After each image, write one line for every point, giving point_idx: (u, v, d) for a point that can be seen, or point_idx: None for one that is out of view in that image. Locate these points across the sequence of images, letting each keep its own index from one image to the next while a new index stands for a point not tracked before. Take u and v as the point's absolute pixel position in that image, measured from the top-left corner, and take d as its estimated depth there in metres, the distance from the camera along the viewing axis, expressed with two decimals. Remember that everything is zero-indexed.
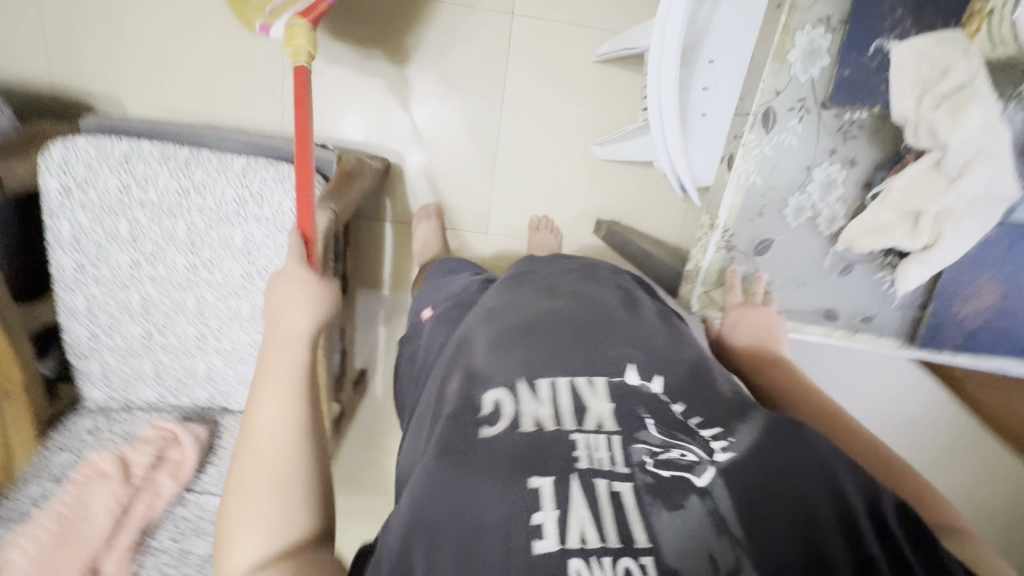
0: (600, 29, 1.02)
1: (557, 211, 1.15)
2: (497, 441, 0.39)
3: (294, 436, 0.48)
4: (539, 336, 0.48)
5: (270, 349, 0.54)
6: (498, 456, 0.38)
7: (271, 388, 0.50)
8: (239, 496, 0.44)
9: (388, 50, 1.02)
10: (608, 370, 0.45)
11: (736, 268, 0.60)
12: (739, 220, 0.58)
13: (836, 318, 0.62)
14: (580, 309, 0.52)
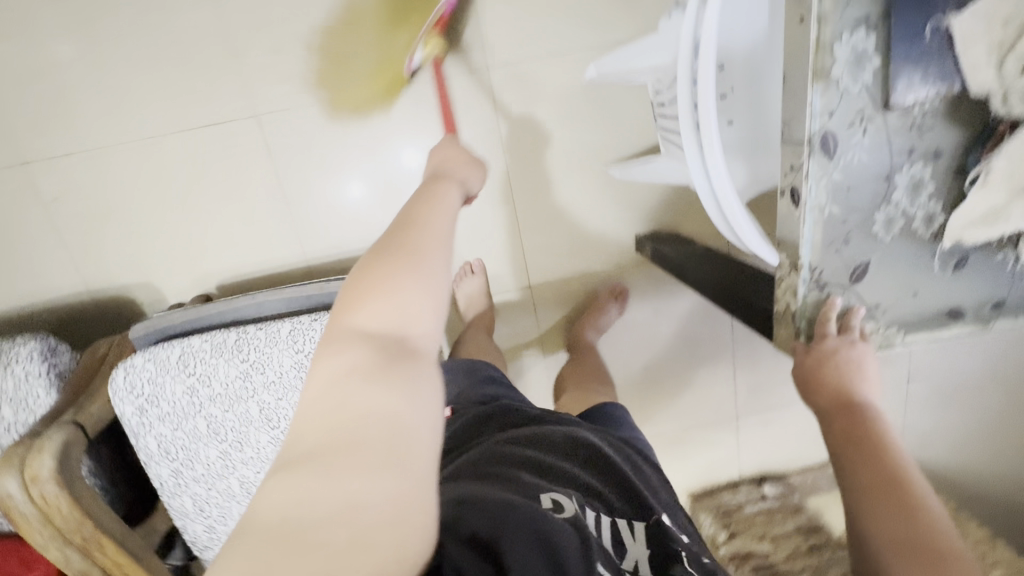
0: (580, 55, 0.98)
1: (592, 239, 1.12)
2: (571, 526, 0.48)
3: (424, 287, 0.47)
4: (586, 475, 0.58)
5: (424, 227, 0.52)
6: (571, 542, 0.47)
7: (416, 269, 0.48)
8: (357, 310, 0.46)
9: (385, 145, 1.01)
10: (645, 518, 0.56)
11: (835, 300, 0.53)
12: (825, 253, 0.51)
13: (963, 316, 0.55)
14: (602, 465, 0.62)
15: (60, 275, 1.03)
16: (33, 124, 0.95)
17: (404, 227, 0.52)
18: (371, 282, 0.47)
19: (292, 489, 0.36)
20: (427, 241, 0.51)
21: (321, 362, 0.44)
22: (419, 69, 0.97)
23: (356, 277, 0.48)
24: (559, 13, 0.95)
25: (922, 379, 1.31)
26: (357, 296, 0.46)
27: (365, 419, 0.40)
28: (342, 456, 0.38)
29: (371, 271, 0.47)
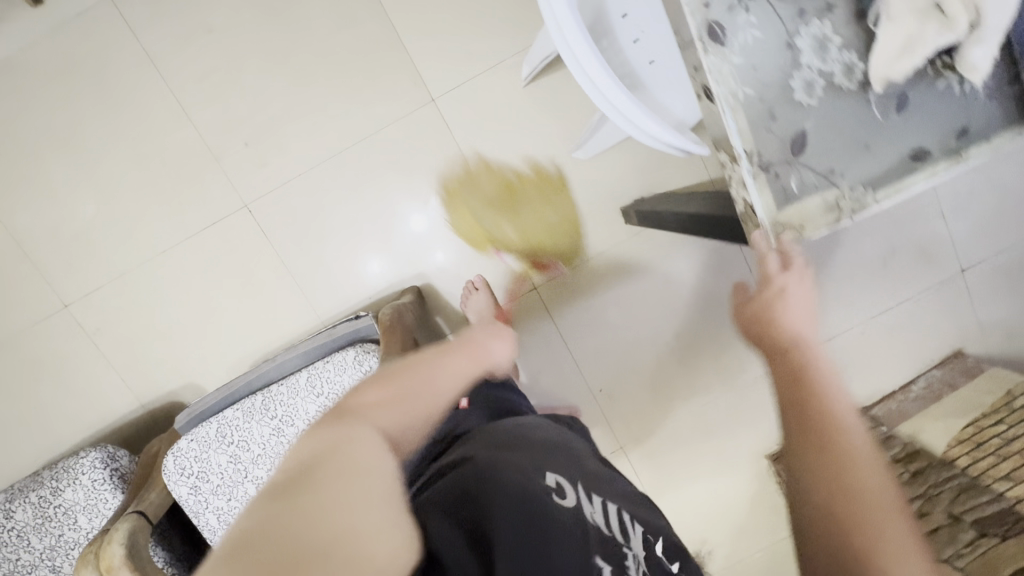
0: (514, 59, 1.03)
1: (582, 225, 1.14)
2: (568, 511, 0.53)
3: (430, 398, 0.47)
4: (576, 465, 0.62)
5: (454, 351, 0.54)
6: (569, 525, 0.52)
7: (433, 384, 0.48)
8: (372, 395, 0.45)
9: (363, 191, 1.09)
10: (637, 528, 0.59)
11: (786, 182, 0.52)
12: (756, 136, 0.51)
13: (930, 155, 0.52)
14: (588, 470, 0.63)
15: (115, 393, 1.13)
16: (69, 269, 1.08)
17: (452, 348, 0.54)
18: (409, 378, 0.47)
19: (285, 533, 0.31)
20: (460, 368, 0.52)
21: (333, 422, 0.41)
22: (373, 119, 1.05)
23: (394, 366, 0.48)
24: (483, 28, 1.02)
25: (978, 266, 1.20)
26: (389, 379, 0.46)
27: (374, 482, 0.37)
28: (350, 510, 0.34)
29: (410, 370, 0.48)
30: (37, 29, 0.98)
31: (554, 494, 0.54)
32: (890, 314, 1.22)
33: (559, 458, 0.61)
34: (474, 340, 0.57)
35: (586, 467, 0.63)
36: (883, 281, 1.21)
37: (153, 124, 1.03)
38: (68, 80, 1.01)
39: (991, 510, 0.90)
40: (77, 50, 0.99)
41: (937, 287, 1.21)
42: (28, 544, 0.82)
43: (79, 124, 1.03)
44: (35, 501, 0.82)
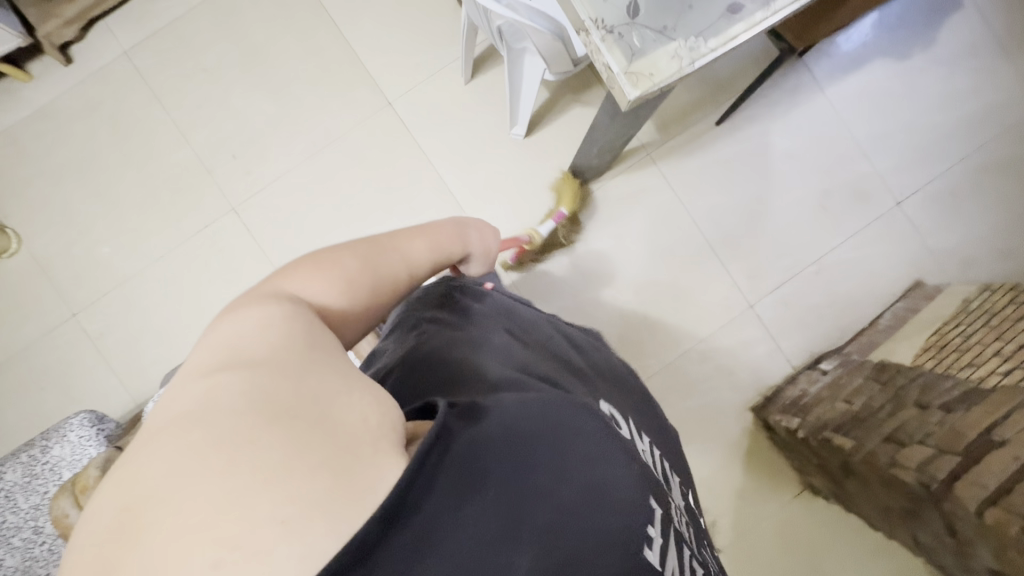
0: (454, 63, 1.23)
1: (532, 195, 1.24)
2: (620, 441, 0.50)
3: (355, 291, 0.51)
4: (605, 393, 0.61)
5: (391, 250, 0.57)
6: (622, 455, 0.48)
7: (362, 278, 0.52)
8: (303, 280, 0.48)
9: (355, 204, 1.23)
10: (670, 479, 0.62)
11: (628, 40, 0.64)
12: (596, 7, 0.64)
13: (742, 7, 0.64)
14: (617, 399, 0.63)
15: (113, 395, 1.20)
16: (78, 280, 1.22)
17: (392, 243, 0.58)
18: (338, 267, 0.51)
19: (257, 401, 0.34)
20: (396, 263, 0.57)
21: (261, 303, 0.43)
22: (339, 125, 1.23)
23: (317, 257, 0.51)
24: (426, 42, 1.23)
25: (912, 198, 1.28)
26: (311, 269, 0.49)
27: (329, 348, 0.41)
28: (314, 370, 0.38)
29: (341, 261, 0.51)
30: (66, 85, 1.22)
31: (614, 423, 0.55)
32: (842, 251, 1.27)
33: (585, 384, 0.61)
34: (415, 235, 0.61)
35: (622, 402, 0.65)
36: (826, 222, 1.28)
37: (155, 149, 1.23)
38: (88, 122, 1.22)
39: (954, 393, 0.86)
40: (99, 97, 1.22)
41: (879, 221, 1.28)
42: (13, 504, 0.85)
43: (93, 155, 1.22)
44: (24, 460, 0.86)
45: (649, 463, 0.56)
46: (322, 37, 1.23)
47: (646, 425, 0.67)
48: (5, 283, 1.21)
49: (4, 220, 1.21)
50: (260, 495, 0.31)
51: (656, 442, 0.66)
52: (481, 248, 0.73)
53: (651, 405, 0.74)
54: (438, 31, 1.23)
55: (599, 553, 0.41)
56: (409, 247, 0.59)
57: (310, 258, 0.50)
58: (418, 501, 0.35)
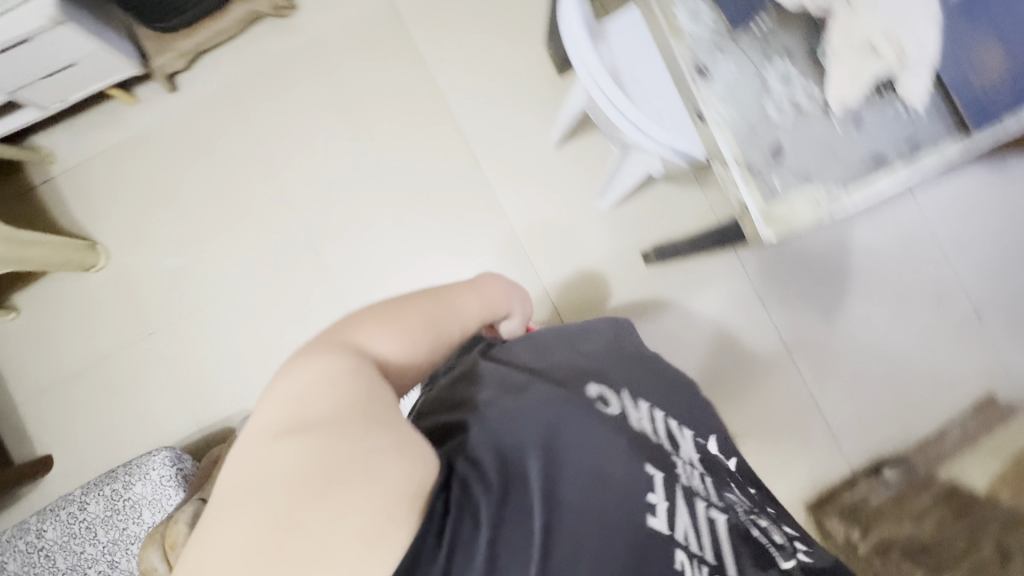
0: (545, 128, 1.24)
1: (607, 266, 1.24)
2: (606, 427, 0.55)
3: (412, 348, 0.54)
4: (611, 374, 0.66)
5: (450, 310, 0.60)
6: (608, 443, 0.53)
7: (420, 333, 0.55)
8: (373, 335, 0.52)
9: (431, 255, 1.24)
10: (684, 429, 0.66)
11: (770, 183, 0.64)
12: (740, 145, 0.64)
13: (888, 159, 0.63)
14: (616, 372, 0.67)
15: (178, 416, 1.24)
16: (158, 301, 1.25)
17: (453, 295, 0.62)
18: (402, 325, 0.54)
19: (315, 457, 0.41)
20: (455, 322, 0.60)
21: (319, 358, 0.47)
22: (426, 176, 1.25)
23: (386, 308, 0.55)
24: (520, 105, 1.25)
25: (992, 309, 1.25)
26: (382, 322, 0.54)
27: (376, 407, 0.45)
28: (371, 422, 0.43)
29: (402, 317, 0.55)
30: (168, 112, 1.26)
31: (599, 403, 0.58)
32: (912, 354, 1.25)
33: (584, 371, 0.63)
34: (470, 294, 0.64)
35: (630, 372, 0.68)
36: (901, 323, 1.26)
37: (246, 181, 1.26)
38: (184, 149, 1.26)
39: None
40: (199, 125, 1.26)
41: (955, 328, 1.25)
42: (94, 537, 0.89)
43: (186, 182, 1.26)
44: (107, 493, 0.90)
45: (647, 435, 0.58)
46: (418, 90, 1.26)
47: (666, 389, 0.70)
48: (89, 297, 1.25)
49: (95, 235, 1.26)
50: (303, 561, 0.38)
51: (674, 405, 0.69)
52: (520, 311, 0.76)
53: (660, 363, 0.75)
54: (533, 95, 1.25)
55: (603, 532, 0.47)
56: (465, 305, 0.62)
57: (383, 309, 0.55)
58: (434, 547, 0.42)
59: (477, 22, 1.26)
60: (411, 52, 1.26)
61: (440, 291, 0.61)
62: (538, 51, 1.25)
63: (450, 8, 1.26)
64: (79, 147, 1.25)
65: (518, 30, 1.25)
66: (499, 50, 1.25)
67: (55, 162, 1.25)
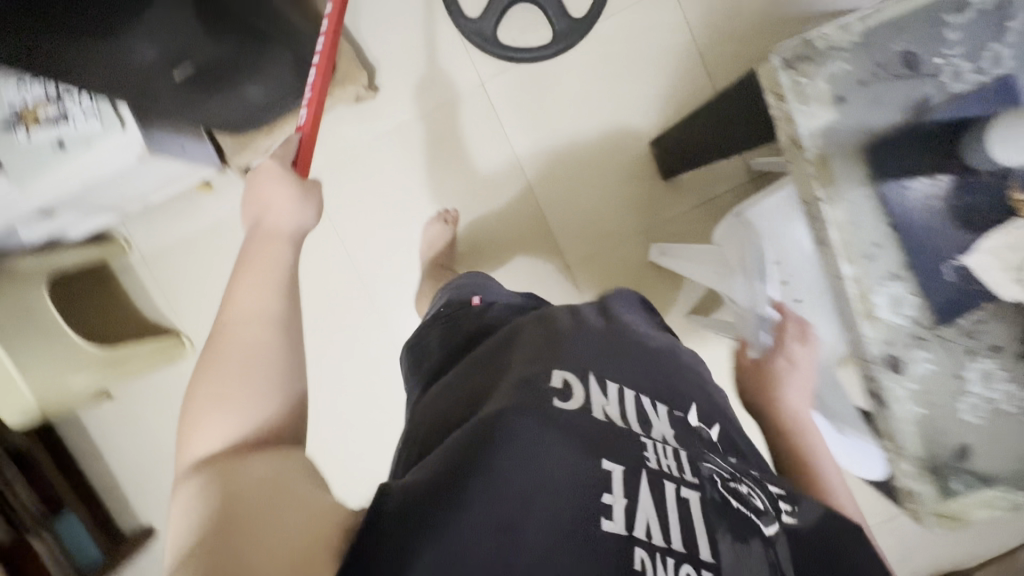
0: (642, 234, 1.16)
1: None
2: (563, 423, 0.47)
3: (257, 400, 0.50)
4: (579, 347, 0.57)
5: (240, 336, 0.54)
6: (552, 455, 0.44)
7: (235, 376, 0.51)
8: (200, 441, 0.48)
9: None
10: (672, 399, 0.56)
11: (955, 485, 0.60)
12: (926, 444, 0.60)
13: None
14: (585, 344, 0.58)
15: None
16: None
17: (228, 329, 0.54)
18: (220, 395, 0.50)
19: (202, 571, 0.37)
20: (256, 329, 0.54)
21: (175, 505, 0.44)
22: (511, 277, 1.19)
23: (187, 415, 0.50)
24: (617, 204, 1.15)
25: None
26: (196, 420, 0.49)
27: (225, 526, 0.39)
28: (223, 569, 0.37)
29: (217, 391, 0.50)
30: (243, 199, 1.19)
31: (559, 397, 0.50)
32: None
33: (556, 353, 0.56)
34: (249, 281, 0.58)
35: (596, 338, 0.59)
36: None
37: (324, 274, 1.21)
38: None
39: None
40: None
41: None
42: None
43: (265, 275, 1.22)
44: None
45: (613, 423, 0.49)
46: (508, 185, 1.17)
47: (642, 348, 0.61)
48: (176, 384, 1.26)
49: (176, 325, 1.23)
50: None
51: (649, 364, 0.58)
52: (288, 211, 0.65)
53: (646, 339, 0.62)
54: (630, 195, 1.15)
55: (550, 544, 0.40)
56: (241, 301, 0.56)
57: (185, 421, 0.49)
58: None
59: (576, 110, 1.13)
60: (503, 143, 1.15)
61: (209, 349, 0.54)
62: (642, 149, 1.14)
63: (550, 93, 1.13)
64: (156, 235, 1.21)
65: (620, 121, 1.13)
66: (596, 142, 1.14)
67: (132, 250, 1.21)
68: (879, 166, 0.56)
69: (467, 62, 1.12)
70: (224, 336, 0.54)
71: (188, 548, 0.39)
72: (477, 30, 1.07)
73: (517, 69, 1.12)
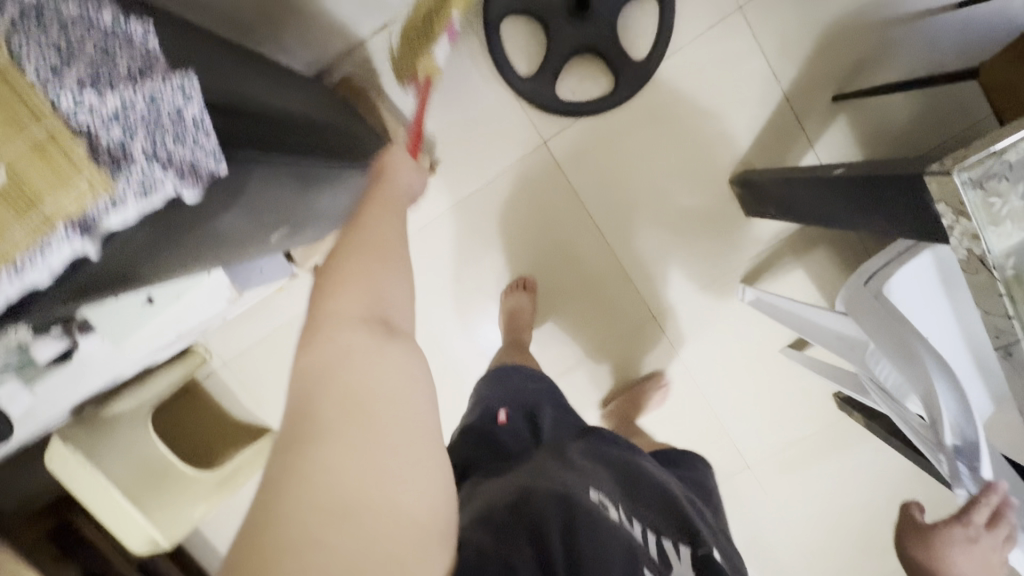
0: (726, 274, 1.13)
1: (792, 406, 1.19)
2: (606, 541, 0.55)
3: (396, 291, 0.50)
4: (615, 473, 0.67)
5: (378, 244, 0.52)
6: (600, 563, 0.53)
7: (388, 284, 0.50)
8: (340, 302, 0.48)
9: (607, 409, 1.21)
10: (696, 528, 0.64)
11: None
12: None
13: None
14: (616, 476, 0.66)
15: None
16: None
17: (366, 223, 0.53)
18: (367, 273, 0.49)
19: (332, 490, 0.39)
20: (397, 233, 0.54)
21: (313, 352, 0.45)
22: (595, 333, 1.17)
23: (330, 278, 0.48)
24: (696, 246, 1.12)
25: None
26: (335, 287, 0.48)
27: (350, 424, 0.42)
28: (351, 460, 0.40)
29: (368, 273, 0.49)
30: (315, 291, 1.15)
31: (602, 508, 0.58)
32: None
33: (591, 474, 0.63)
34: (379, 205, 0.57)
35: (624, 472, 0.68)
36: None
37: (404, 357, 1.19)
38: None
39: None
40: None
41: None
42: None
43: None
44: None
45: (639, 550, 0.57)
46: (582, 242, 1.12)
47: (660, 489, 0.68)
48: None
49: (268, 420, 1.21)
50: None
51: (668, 504, 0.66)
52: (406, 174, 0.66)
53: (650, 472, 0.71)
54: (709, 235, 1.11)
55: None
56: (374, 220, 0.54)
57: (327, 275, 0.49)
58: None
59: (645, 155, 1.08)
60: (575, 202, 1.10)
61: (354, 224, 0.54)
62: (718, 186, 1.09)
63: (618, 144, 1.07)
64: (233, 338, 1.18)
65: (694, 161, 1.08)
66: (670, 185, 1.09)
67: (210, 357, 1.18)
68: None
69: (527, 124, 1.07)
70: (362, 228, 0.53)
71: (309, 416, 0.42)
72: (533, 91, 1.02)
73: (583, 125, 1.07)
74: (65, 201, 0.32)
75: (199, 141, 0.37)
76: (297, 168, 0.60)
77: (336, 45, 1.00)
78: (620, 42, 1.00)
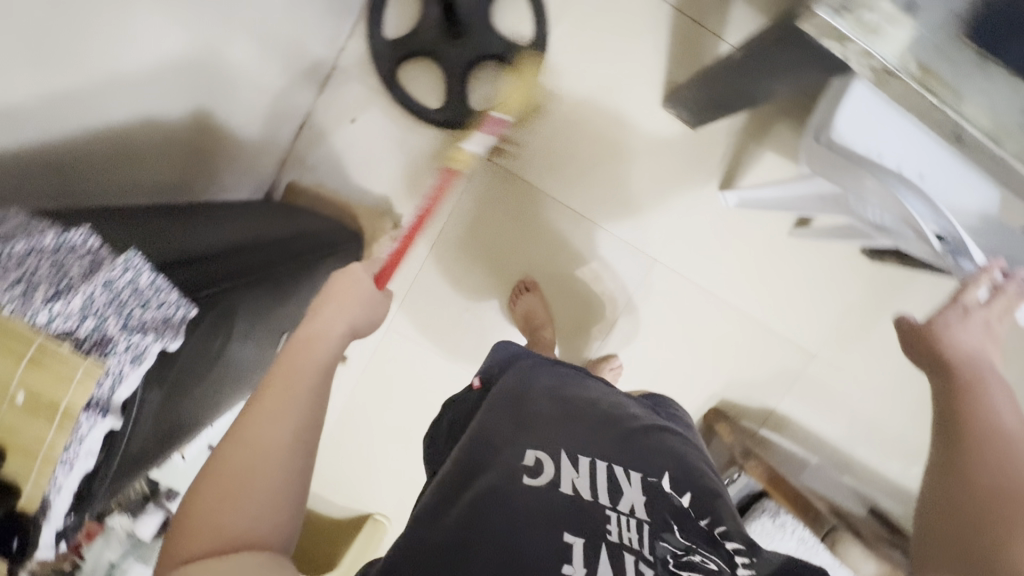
0: (704, 189, 1.14)
1: (827, 278, 1.17)
2: (538, 498, 0.50)
3: (262, 485, 0.48)
4: (567, 422, 0.61)
5: (259, 435, 0.50)
6: (527, 523, 0.47)
7: (253, 467, 0.49)
8: (199, 515, 0.47)
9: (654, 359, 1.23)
10: (651, 460, 0.58)
11: None
12: None
13: None
14: (570, 422, 0.61)
15: None
16: None
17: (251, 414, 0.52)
18: (225, 486, 0.48)
19: None
20: (277, 422, 0.51)
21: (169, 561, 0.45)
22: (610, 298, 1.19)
23: (190, 505, 0.48)
24: (664, 178, 1.14)
25: None
26: (201, 500, 0.48)
27: None
28: None
29: (225, 472, 0.48)
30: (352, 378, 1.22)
31: (529, 473, 0.53)
32: None
33: (533, 430, 0.58)
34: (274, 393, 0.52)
35: (583, 417, 0.62)
36: None
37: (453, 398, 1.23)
38: (386, 398, 1.21)
39: None
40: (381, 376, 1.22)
41: None
42: None
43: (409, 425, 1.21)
44: None
45: (578, 496, 0.51)
46: (559, 224, 1.16)
47: (621, 426, 0.62)
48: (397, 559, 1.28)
49: (367, 508, 1.27)
50: None
51: (628, 443, 0.60)
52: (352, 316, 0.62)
53: (601, 409, 0.65)
54: (670, 162, 1.13)
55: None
56: (264, 413, 0.51)
57: (199, 485, 0.48)
58: None
59: (577, 122, 1.12)
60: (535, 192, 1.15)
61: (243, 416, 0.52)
62: (655, 116, 1.11)
63: (548, 124, 1.12)
64: None
65: (622, 105, 1.10)
66: (611, 136, 1.12)
67: None
68: (977, 39, 0.52)
69: (461, 147, 1.12)
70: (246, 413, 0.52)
71: None
72: (453, 118, 1.08)
73: None
74: (76, 394, 0.38)
75: (162, 301, 0.44)
76: (269, 280, 0.67)
77: (270, 162, 1.09)
78: (502, 38, 1.05)
